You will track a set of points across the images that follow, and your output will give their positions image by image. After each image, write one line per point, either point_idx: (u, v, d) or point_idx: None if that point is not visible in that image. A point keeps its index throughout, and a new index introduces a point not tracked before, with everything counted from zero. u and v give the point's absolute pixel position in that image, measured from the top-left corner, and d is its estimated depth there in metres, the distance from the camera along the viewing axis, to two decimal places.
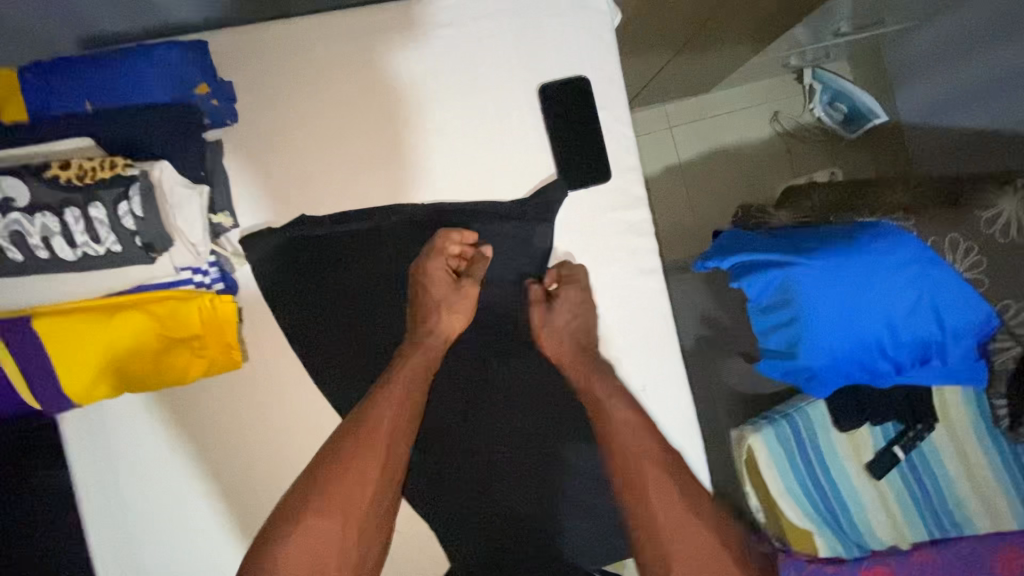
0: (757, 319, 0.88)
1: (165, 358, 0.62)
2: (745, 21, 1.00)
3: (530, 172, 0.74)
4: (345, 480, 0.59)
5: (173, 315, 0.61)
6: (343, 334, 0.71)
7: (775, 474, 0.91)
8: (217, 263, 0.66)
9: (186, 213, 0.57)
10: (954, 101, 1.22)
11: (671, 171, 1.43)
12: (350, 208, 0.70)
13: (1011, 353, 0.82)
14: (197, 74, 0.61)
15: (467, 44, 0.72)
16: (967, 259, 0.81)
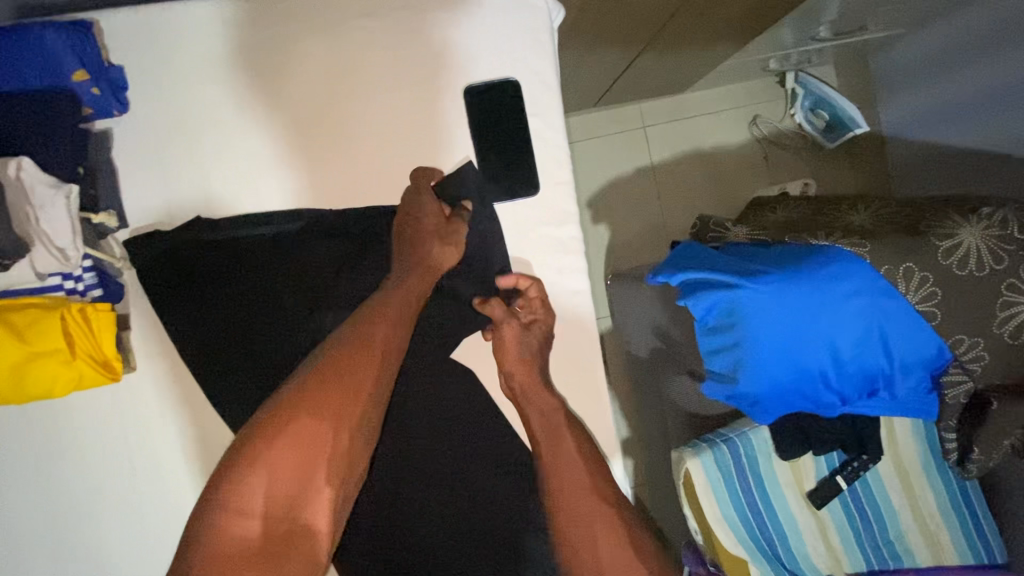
0: (702, 340, 0.85)
1: (27, 375, 0.51)
2: (712, 21, 0.94)
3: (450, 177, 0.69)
4: (340, 389, 0.55)
5: (35, 328, 0.50)
6: (245, 344, 0.66)
7: (711, 499, 0.87)
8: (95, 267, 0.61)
9: (51, 214, 0.51)
10: (939, 115, 1.17)
11: (643, 172, 1.37)
12: (259, 210, 0.66)
13: (965, 387, 0.79)
14: (71, 60, 0.56)
15: (389, 38, 0.67)
16: (921, 290, 0.77)
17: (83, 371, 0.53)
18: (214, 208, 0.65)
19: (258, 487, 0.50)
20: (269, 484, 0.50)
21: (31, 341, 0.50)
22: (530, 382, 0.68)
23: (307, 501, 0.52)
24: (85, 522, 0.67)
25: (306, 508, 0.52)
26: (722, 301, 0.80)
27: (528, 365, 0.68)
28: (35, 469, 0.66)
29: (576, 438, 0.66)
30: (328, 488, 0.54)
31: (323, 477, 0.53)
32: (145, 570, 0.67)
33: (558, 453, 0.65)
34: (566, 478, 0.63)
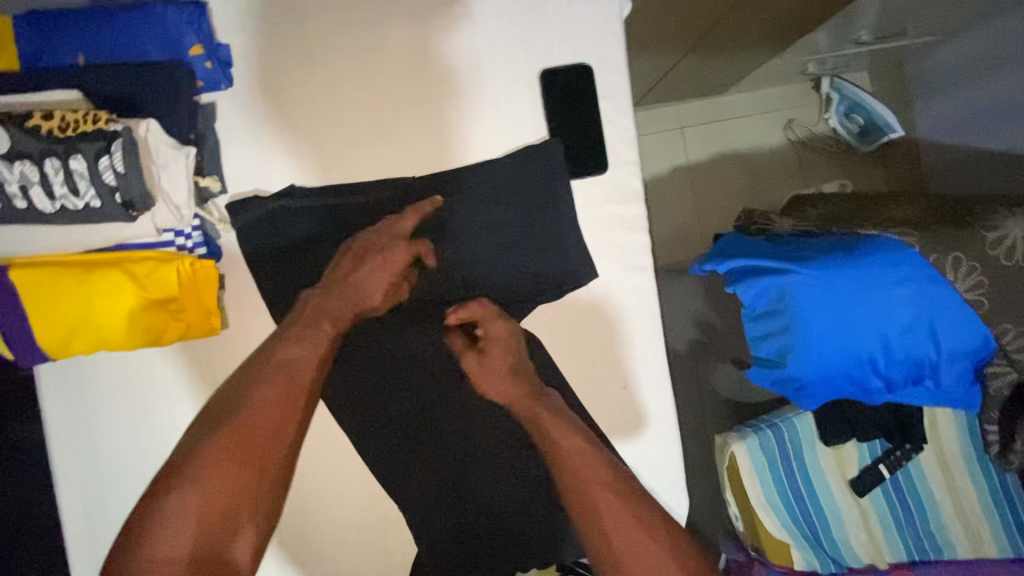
0: (750, 326, 0.87)
1: (142, 323, 0.54)
2: (758, 25, 0.98)
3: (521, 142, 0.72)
4: (259, 434, 0.56)
5: (152, 276, 0.53)
6: None
7: (754, 483, 0.89)
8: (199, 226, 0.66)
9: (172, 174, 0.54)
10: (978, 120, 1.18)
11: (679, 171, 1.40)
12: (342, 182, 0.70)
13: (1009, 377, 0.82)
14: (191, 36, 0.60)
15: (467, 23, 0.71)
16: (968, 278, 0.78)
17: (190, 319, 0.57)
18: (305, 178, 0.70)
19: (177, 531, 0.51)
20: (184, 535, 0.51)
21: (148, 288, 0.54)
22: (516, 400, 0.66)
23: (231, 542, 0.53)
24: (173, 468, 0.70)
25: (230, 550, 0.52)
26: (773, 286, 0.82)
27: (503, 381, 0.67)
28: (131, 416, 0.70)
29: (568, 437, 0.63)
30: (251, 532, 0.54)
31: (246, 520, 0.54)
32: None
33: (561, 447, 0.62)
34: (577, 473, 0.60)
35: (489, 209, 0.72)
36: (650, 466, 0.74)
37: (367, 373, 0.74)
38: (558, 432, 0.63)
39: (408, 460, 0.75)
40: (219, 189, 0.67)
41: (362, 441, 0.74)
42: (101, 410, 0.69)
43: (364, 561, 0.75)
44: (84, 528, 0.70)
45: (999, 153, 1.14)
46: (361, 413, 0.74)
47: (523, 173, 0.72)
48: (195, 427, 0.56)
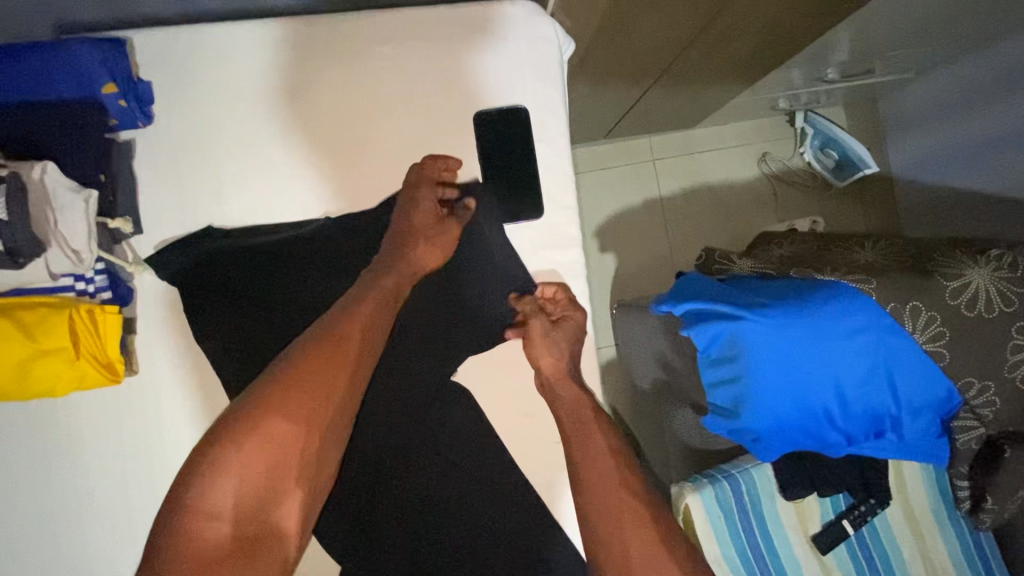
0: (705, 371, 0.85)
1: (30, 374, 0.51)
2: (716, 63, 0.96)
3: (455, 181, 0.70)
4: (311, 388, 0.55)
5: (43, 325, 0.51)
6: (260, 350, 0.66)
7: (711, 539, 0.84)
8: (105, 271, 0.62)
9: (69, 218, 0.54)
10: (953, 158, 1.17)
11: (650, 204, 1.38)
12: (271, 220, 0.67)
13: (975, 433, 0.79)
14: (104, 74, 0.59)
15: (402, 62, 0.70)
16: (927, 329, 0.75)
17: (84, 369, 0.54)
18: (224, 219, 0.67)
19: (236, 480, 0.50)
20: (237, 485, 0.50)
21: (37, 338, 0.51)
22: (560, 373, 0.69)
23: (278, 501, 0.52)
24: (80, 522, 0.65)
25: (277, 511, 0.52)
26: (726, 333, 0.79)
27: (559, 358, 0.70)
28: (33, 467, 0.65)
29: (604, 435, 0.66)
30: (300, 484, 0.54)
31: (292, 479, 0.54)
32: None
33: (589, 446, 0.66)
34: (596, 472, 0.64)
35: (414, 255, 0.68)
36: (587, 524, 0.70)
37: None
38: (593, 430, 0.66)
39: (359, 526, 0.69)
40: (132, 228, 0.64)
41: None
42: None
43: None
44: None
45: (979, 194, 1.13)
46: None
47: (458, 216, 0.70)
48: (250, 386, 0.55)
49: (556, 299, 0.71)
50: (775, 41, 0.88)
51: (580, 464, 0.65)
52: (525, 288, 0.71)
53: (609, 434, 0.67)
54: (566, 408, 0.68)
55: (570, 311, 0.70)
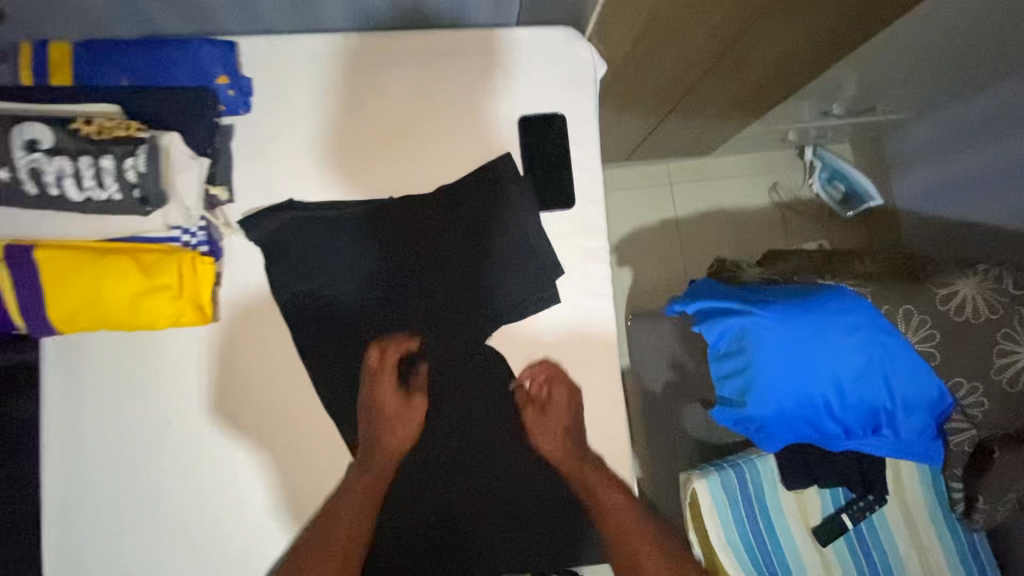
0: (714, 366, 0.91)
1: (141, 306, 0.61)
2: (729, 95, 1.07)
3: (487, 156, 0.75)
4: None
5: (157, 265, 0.60)
6: (332, 310, 0.70)
7: (717, 523, 0.89)
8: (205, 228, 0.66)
9: (187, 179, 0.62)
10: (953, 193, 1.26)
11: (666, 224, 1.48)
12: (341, 196, 0.73)
13: (968, 435, 0.84)
14: (218, 66, 0.69)
15: (452, 64, 0.75)
16: (920, 330, 0.83)
17: (184, 308, 0.63)
18: (301, 194, 0.72)
19: None
20: None
21: (151, 275, 0.60)
22: (568, 458, 0.69)
23: None
24: (147, 455, 0.68)
25: None
26: (734, 328, 0.87)
27: (560, 434, 0.69)
28: (114, 398, 0.68)
29: (607, 493, 0.67)
30: None
31: None
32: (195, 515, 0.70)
33: (599, 505, 0.67)
34: (610, 519, 0.66)
35: (467, 234, 0.72)
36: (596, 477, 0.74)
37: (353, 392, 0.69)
38: (602, 486, 0.68)
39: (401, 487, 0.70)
40: (227, 197, 0.70)
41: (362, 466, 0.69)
42: (83, 388, 0.68)
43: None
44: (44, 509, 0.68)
45: (982, 227, 1.22)
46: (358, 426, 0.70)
47: (499, 204, 0.72)
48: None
49: (542, 383, 0.71)
50: (781, 76, 0.99)
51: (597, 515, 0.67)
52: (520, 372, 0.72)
53: (617, 487, 0.68)
54: (577, 475, 0.68)
55: (560, 386, 0.71)
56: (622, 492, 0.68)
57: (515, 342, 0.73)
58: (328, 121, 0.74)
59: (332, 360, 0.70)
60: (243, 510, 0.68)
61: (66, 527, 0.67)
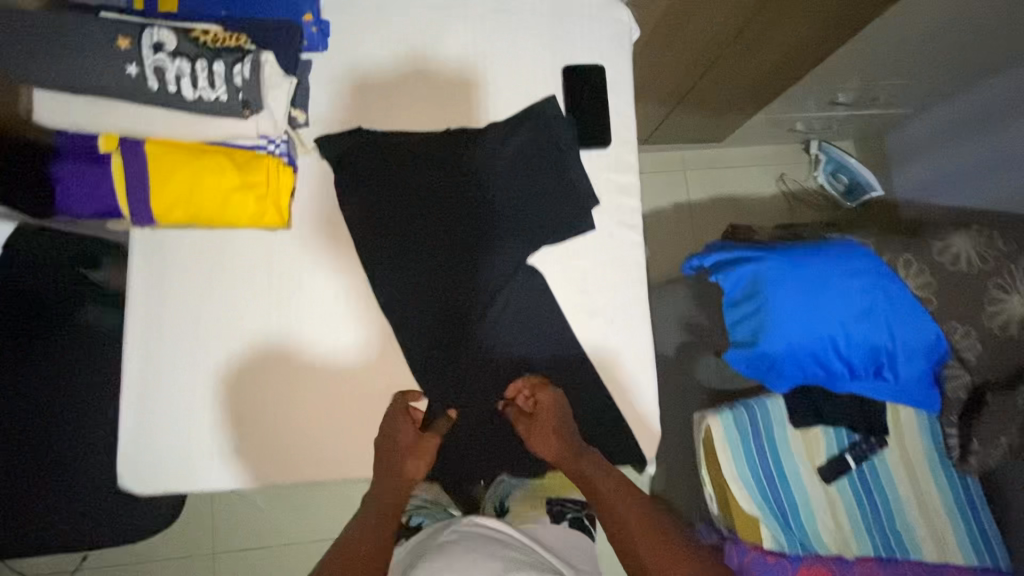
0: (729, 313, 0.97)
1: (232, 199, 0.69)
2: (739, 81, 1.16)
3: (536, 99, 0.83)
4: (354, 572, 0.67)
5: (249, 163, 0.69)
6: (395, 224, 0.79)
7: (728, 455, 0.96)
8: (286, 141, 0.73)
9: (276, 95, 0.70)
10: (950, 182, 1.36)
11: (679, 207, 1.57)
12: (405, 124, 0.81)
13: (961, 380, 0.91)
14: (306, 6, 0.78)
15: (503, 18, 0.84)
16: (918, 277, 0.91)
17: (268, 207, 0.71)
18: (368, 122, 0.81)
19: None
20: None
21: (244, 172, 0.69)
22: (563, 454, 0.75)
23: None
24: (222, 344, 0.76)
25: None
26: (747, 273, 0.94)
27: (548, 440, 0.75)
28: (196, 291, 0.76)
29: (607, 485, 0.75)
30: None
31: None
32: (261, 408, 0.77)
33: (603, 497, 0.75)
34: (615, 512, 0.74)
35: (515, 164, 0.80)
36: (620, 390, 0.80)
37: (412, 296, 0.78)
38: (601, 480, 0.75)
39: (450, 387, 0.78)
40: (304, 120, 0.79)
41: (419, 363, 0.78)
42: (169, 279, 0.76)
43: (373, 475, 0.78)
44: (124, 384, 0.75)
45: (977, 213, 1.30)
46: (414, 328, 0.78)
47: (544, 140, 0.81)
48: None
49: (534, 391, 0.76)
50: (793, 60, 1.08)
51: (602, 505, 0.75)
52: (508, 390, 0.79)
53: (613, 478, 0.75)
54: (575, 472, 0.75)
55: (540, 396, 0.76)
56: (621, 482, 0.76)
57: (553, 262, 0.81)
58: (393, 61, 0.82)
59: (393, 269, 0.78)
60: (306, 398, 0.77)
61: (142, 402, 0.75)
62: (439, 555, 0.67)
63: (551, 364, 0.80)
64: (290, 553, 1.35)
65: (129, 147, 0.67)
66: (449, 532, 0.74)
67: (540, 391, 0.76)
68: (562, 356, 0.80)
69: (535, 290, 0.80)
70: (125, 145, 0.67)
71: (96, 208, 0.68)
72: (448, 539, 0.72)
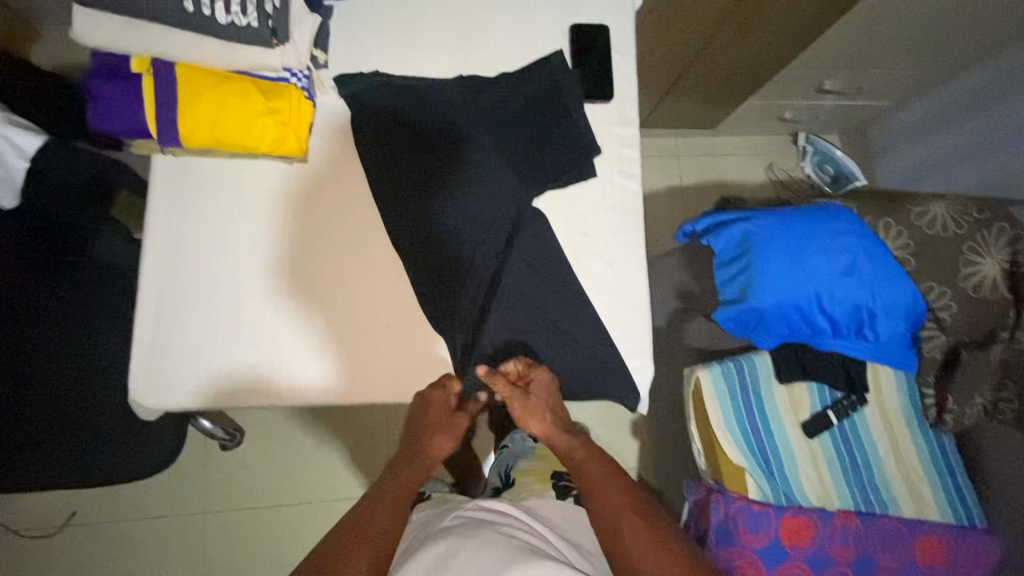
0: (719, 272, 0.99)
1: (256, 124, 0.72)
2: (733, 64, 1.22)
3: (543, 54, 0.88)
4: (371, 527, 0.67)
5: (275, 93, 0.73)
6: (406, 162, 0.82)
7: (716, 407, 1.00)
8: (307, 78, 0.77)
9: (301, 30, 0.73)
10: (928, 171, 1.43)
11: (673, 190, 1.63)
12: (421, 72, 0.86)
13: (937, 341, 0.97)
14: None
15: None
16: (896, 239, 0.98)
17: (288, 136, 0.74)
18: (385, 67, 0.85)
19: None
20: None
21: (270, 100, 0.73)
22: (553, 435, 0.79)
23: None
24: (237, 269, 0.79)
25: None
26: (738, 232, 0.97)
27: (544, 419, 0.79)
28: (214, 217, 0.79)
29: (595, 465, 0.76)
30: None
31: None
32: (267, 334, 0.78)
33: (589, 475, 0.75)
34: (599, 489, 0.73)
35: (522, 112, 0.85)
36: (616, 330, 0.84)
37: (420, 232, 0.82)
38: (588, 458, 0.77)
39: (453, 320, 0.81)
40: (323, 62, 0.82)
41: (427, 295, 0.81)
42: (189, 205, 0.79)
43: (379, 401, 0.81)
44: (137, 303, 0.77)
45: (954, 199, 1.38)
46: (422, 261, 0.82)
47: (551, 90, 0.85)
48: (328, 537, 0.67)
49: (521, 372, 0.79)
50: (784, 43, 1.14)
51: (586, 483, 0.75)
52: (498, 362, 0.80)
53: (601, 460, 0.77)
54: (566, 451, 0.79)
55: (539, 376, 0.79)
56: (608, 463, 0.77)
57: (557, 207, 0.85)
58: (410, 12, 0.87)
59: (404, 205, 0.82)
60: (315, 325, 0.79)
61: (157, 321, 0.77)
62: (440, 537, 0.72)
63: (551, 302, 0.83)
64: (282, 514, 1.35)
65: (161, 69, 0.71)
66: (453, 515, 0.78)
67: (536, 370, 0.79)
68: (562, 295, 0.83)
69: (539, 232, 0.84)
70: (157, 67, 0.70)
71: (125, 127, 0.71)
72: (450, 522, 0.75)
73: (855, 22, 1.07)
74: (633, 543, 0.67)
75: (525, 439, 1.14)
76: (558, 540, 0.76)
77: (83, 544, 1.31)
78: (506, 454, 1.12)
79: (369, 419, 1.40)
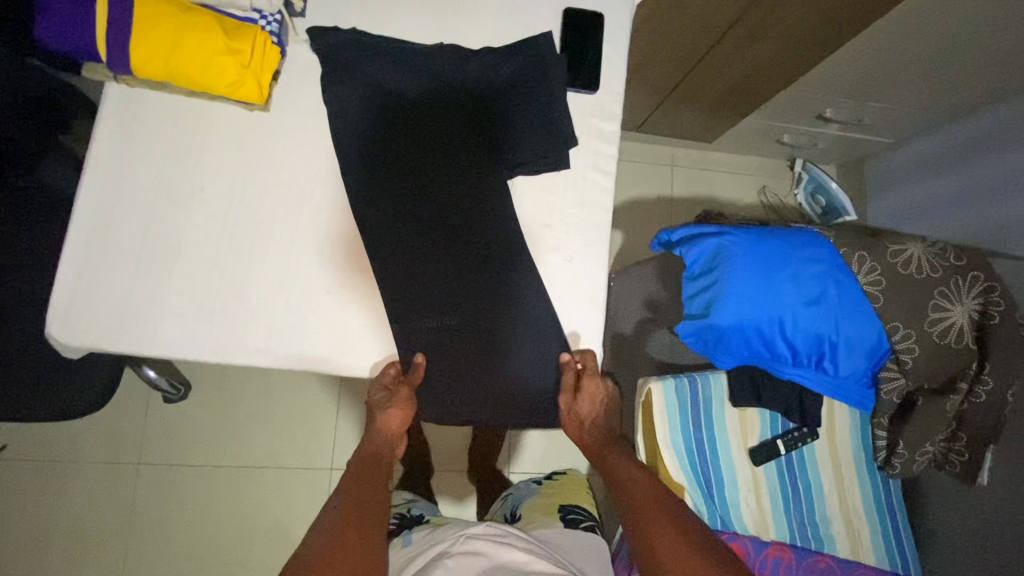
0: (686, 285, 0.97)
1: (215, 61, 0.69)
2: (733, 77, 1.19)
3: (531, 33, 0.84)
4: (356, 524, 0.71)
5: (237, 31, 0.69)
6: (375, 130, 0.79)
7: (665, 422, 0.98)
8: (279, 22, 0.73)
9: None
10: (917, 214, 1.42)
11: (662, 200, 1.60)
12: (403, 36, 0.82)
13: (897, 384, 0.93)
14: None
15: None
16: (868, 275, 0.92)
17: (247, 79, 0.71)
18: (365, 25, 0.82)
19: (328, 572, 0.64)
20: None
21: (231, 37, 0.69)
22: (591, 439, 0.83)
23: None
24: (181, 213, 0.76)
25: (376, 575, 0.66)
26: (712, 246, 0.94)
27: (581, 425, 0.83)
28: (163, 156, 0.76)
29: (627, 470, 0.80)
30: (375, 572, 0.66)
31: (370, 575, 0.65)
32: (202, 283, 0.75)
33: (620, 478, 0.79)
34: (632, 491, 0.77)
35: (499, 87, 0.81)
36: (570, 329, 0.81)
37: (379, 202, 0.79)
38: (620, 461, 0.81)
39: (404, 297, 0.79)
40: (301, 9, 0.79)
41: (378, 267, 0.78)
42: (138, 139, 0.76)
43: (312, 369, 0.78)
44: (72, 233, 0.74)
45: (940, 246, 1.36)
46: (378, 233, 0.79)
47: (533, 72, 0.81)
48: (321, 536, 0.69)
49: (592, 373, 0.80)
50: (786, 62, 1.11)
51: (617, 486, 0.79)
52: (564, 357, 0.80)
53: (635, 466, 0.81)
54: (601, 455, 0.83)
55: (591, 376, 0.80)
56: (642, 470, 0.80)
57: (526, 196, 0.82)
58: None
59: (366, 171, 0.79)
60: (258, 281, 0.76)
61: (87, 255, 0.74)
62: (455, 567, 0.75)
63: (504, 290, 0.80)
64: (220, 476, 1.32)
65: None
66: (462, 540, 0.82)
67: (589, 364, 0.80)
68: (515, 283, 0.80)
69: (501, 216, 0.80)
70: None
71: (76, 47, 0.68)
72: (461, 549, 0.79)
73: (858, 52, 1.04)
74: (660, 544, 0.69)
75: (529, 484, 1.22)
76: (564, 564, 0.82)
77: (10, 480, 1.27)
78: (512, 498, 1.18)
79: (320, 390, 1.36)
